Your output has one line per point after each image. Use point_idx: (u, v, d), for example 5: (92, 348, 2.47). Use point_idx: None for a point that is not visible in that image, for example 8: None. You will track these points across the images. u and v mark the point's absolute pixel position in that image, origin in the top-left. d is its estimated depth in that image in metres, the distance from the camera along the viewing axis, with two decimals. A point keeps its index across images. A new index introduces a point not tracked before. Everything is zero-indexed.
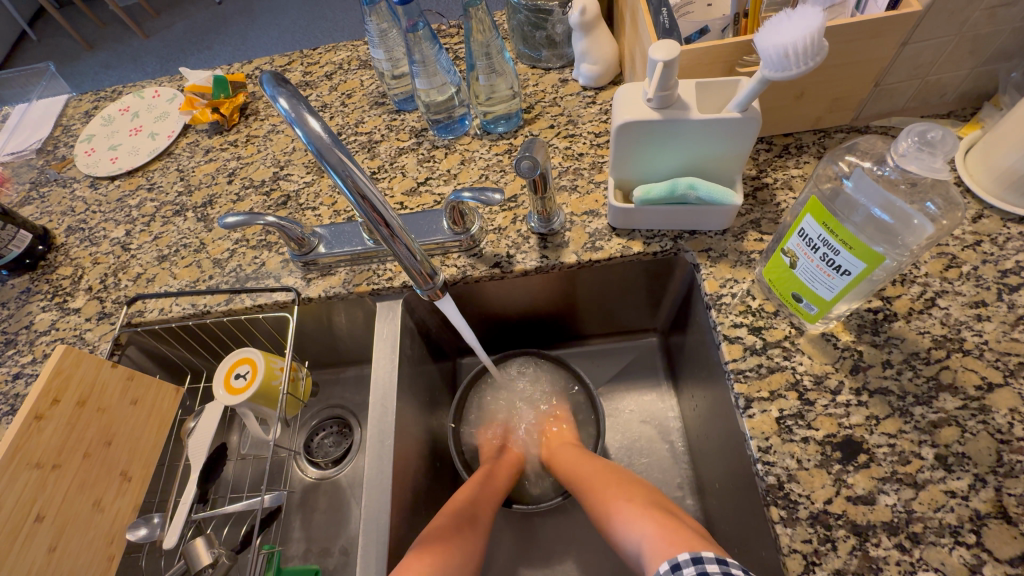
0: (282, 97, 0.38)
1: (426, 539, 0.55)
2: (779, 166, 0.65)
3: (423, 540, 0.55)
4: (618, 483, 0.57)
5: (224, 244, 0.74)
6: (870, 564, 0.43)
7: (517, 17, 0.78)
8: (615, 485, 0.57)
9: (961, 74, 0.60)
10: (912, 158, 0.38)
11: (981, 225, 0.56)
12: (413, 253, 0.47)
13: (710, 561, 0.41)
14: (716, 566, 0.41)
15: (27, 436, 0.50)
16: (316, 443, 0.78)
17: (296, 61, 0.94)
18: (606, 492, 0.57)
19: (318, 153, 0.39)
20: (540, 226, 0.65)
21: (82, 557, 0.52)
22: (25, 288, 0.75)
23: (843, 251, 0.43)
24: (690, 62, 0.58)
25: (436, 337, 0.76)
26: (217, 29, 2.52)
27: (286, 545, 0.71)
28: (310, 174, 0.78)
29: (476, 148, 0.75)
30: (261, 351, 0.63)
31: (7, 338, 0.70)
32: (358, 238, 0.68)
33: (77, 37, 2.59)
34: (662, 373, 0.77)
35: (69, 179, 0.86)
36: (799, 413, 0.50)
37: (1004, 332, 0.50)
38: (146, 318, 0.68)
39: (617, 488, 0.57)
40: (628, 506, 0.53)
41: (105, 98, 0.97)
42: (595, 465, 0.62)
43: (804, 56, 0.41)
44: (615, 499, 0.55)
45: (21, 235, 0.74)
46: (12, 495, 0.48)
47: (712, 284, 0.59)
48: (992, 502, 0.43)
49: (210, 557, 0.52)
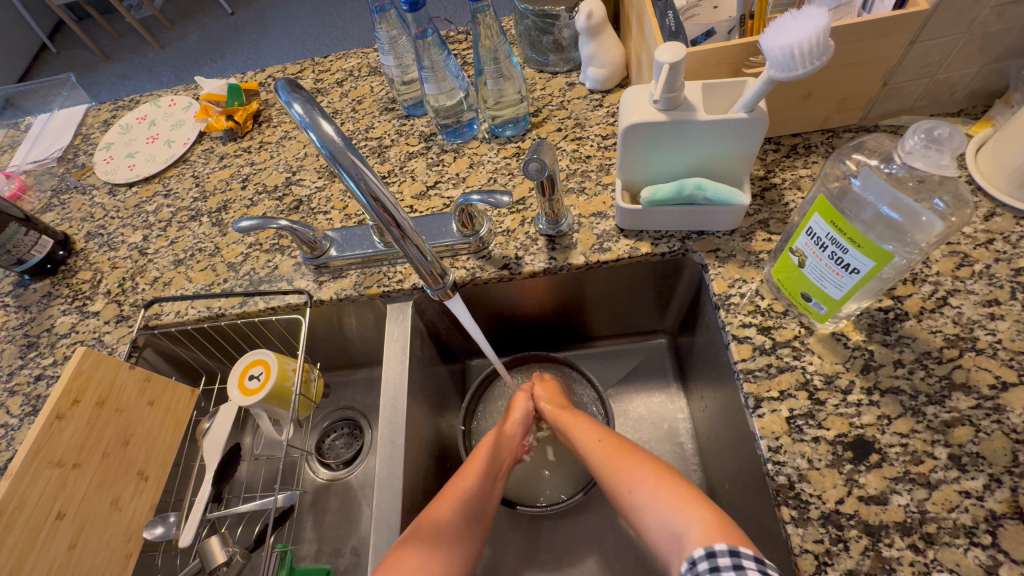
0: (296, 103, 0.39)
1: (413, 533, 0.51)
2: (787, 166, 0.65)
3: (412, 532, 0.51)
4: (650, 463, 0.50)
5: (237, 248, 0.75)
6: (883, 564, 0.42)
7: (524, 23, 0.79)
8: (634, 462, 0.50)
9: (969, 72, 0.60)
10: (918, 155, 0.38)
11: (994, 223, 0.56)
12: (424, 253, 0.48)
13: (745, 557, 0.38)
14: (753, 564, 0.37)
15: (48, 435, 0.52)
16: (327, 445, 0.79)
17: (307, 68, 0.95)
18: (616, 471, 0.51)
19: (331, 156, 0.40)
20: (548, 228, 0.65)
21: (101, 554, 0.53)
22: (47, 292, 0.77)
23: (851, 249, 0.43)
24: (696, 64, 0.58)
25: (446, 338, 0.77)
26: (230, 38, 2.57)
27: (298, 545, 0.72)
28: (321, 179, 0.80)
29: (483, 152, 0.76)
30: (274, 353, 0.64)
31: (29, 341, 0.72)
32: (369, 241, 0.69)
33: (94, 48, 2.66)
34: (671, 375, 0.77)
35: (88, 186, 0.88)
36: (809, 413, 0.50)
37: (1017, 331, 0.50)
38: (162, 320, 0.70)
39: (642, 467, 0.49)
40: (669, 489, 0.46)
41: (122, 107, 1.00)
42: (611, 439, 0.55)
43: (809, 56, 0.42)
44: (641, 482, 0.48)
45: (43, 241, 0.76)
46: (33, 495, 0.49)
47: (720, 284, 0.59)
48: (1008, 502, 0.43)
49: (224, 556, 0.53)
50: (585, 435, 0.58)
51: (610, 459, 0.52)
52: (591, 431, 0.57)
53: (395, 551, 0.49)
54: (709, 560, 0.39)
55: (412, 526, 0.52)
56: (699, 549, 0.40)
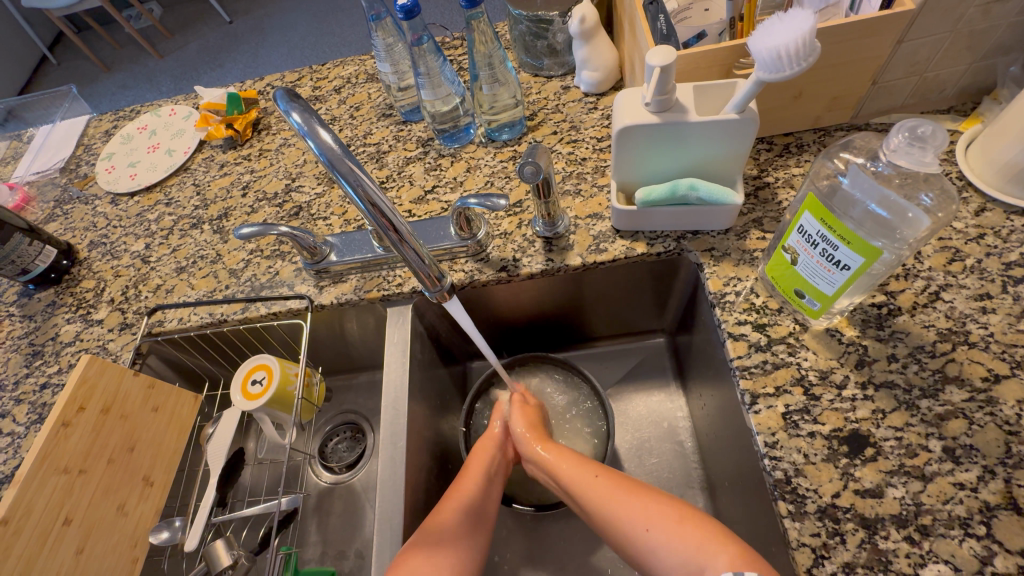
0: (295, 112, 0.40)
1: (420, 536, 0.52)
2: (780, 165, 0.66)
3: (417, 537, 0.52)
4: (665, 499, 0.48)
5: (239, 254, 0.76)
6: (879, 557, 0.43)
7: (519, 28, 0.80)
8: (638, 499, 0.48)
9: (958, 70, 0.61)
10: (902, 153, 0.39)
11: (984, 218, 0.57)
12: (422, 257, 0.49)
13: None
14: None
15: (54, 443, 0.52)
16: (331, 448, 0.80)
17: (305, 76, 0.97)
18: (625, 512, 0.48)
19: (329, 163, 0.40)
20: (545, 230, 0.66)
21: (108, 559, 0.54)
22: (51, 301, 0.78)
23: (842, 245, 0.44)
24: (687, 67, 0.59)
25: (446, 341, 0.77)
26: (229, 47, 2.59)
27: (302, 548, 0.72)
28: (320, 185, 0.81)
29: (481, 156, 0.77)
30: (276, 357, 0.65)
31: (35, 350, 0.73)
32: (368, 246, 0.70)
33: (94, 59, 2.68)
34: (671, 374, 0.77)
35: (90, 196, 0.89)
36: (805, 408, 0.51)
37: (1009, 324, 0.51)
38: (165, 327, 0.71)
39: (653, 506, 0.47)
40: (691, 525, 0.44)
41: (123, 117, 1.01)
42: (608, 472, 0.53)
43: (797, 58, 0.42)
44: (657, 519, 0.46)
45: (47, 251, 0.77)
46: (40, 501, 0.50)
47: (716, 284, 0.60)
48: (1001, 493, 0.43)
49: (230, 559, 0.53)
50: (577, 474, 0.54)
51: (613, 498, 0.50)
52: (582, 468, 0.55)
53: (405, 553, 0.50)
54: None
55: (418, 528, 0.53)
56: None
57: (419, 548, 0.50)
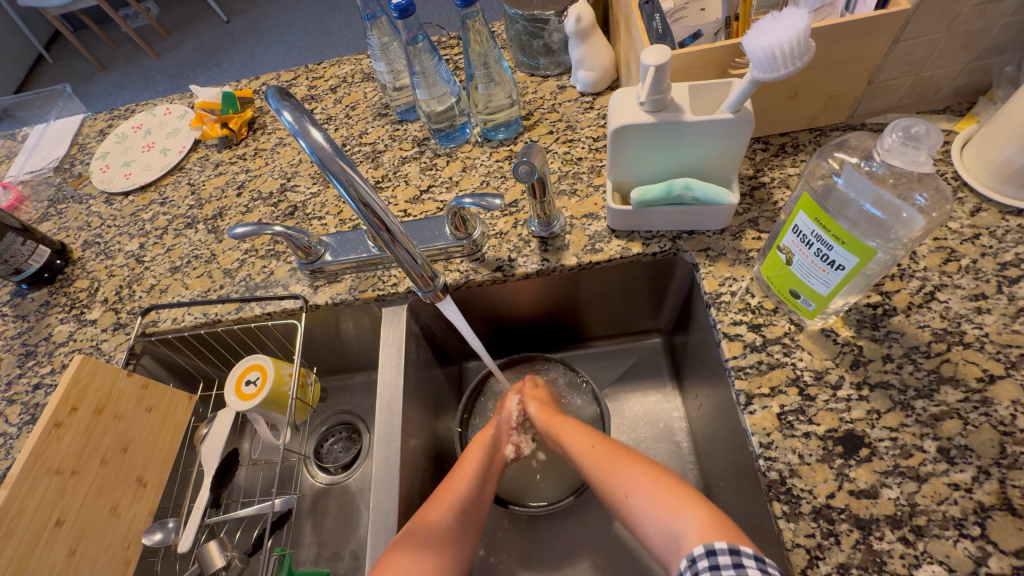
0: (286, 111, 0.39)
1: (408, 534, 0.51)
2: (776, 165, 0.66)
3: (406, 534, 0.51)
4: (643, 465, 0.51)
5: (234, 254, 0.76)
6: (874, 557, 0.43)
7: (515, 27, 0.80)
8: (628, 464, 0.52)
9: (954, 70, 0.61)
10: (896, 153, 0.39)
11: (980, 218, 0.57)
12: (414, 257, 0.49)
13: (722, 552, 0.39)
14: (728, 557, 0.39)
15: (46, 443, 0.52)
16: (326, 449, 0.79)
17: (301, 76, 0.96)
18: (613, 475, 0.51)
19: (320, 162, 0.40)
20: (540, 230, 0.66)
21: (100, 560, 0.54)
22: (44, 301, 0.77)
23: (836, 246, 0.44)
24: (683, 66, 0.59)
25: (441, 341, 0.77)
26: (226, 46, 2.58)
27: (297, 549, 0.72)
28: (316, 185, 0.80)
29: (476, 155, 0.77)
30: (271, 358, 0.65)
31: (28, 350, 0.73)
32: (363, 245, 0.70)
33: (90, 58, 2.67)
34: (667, 375, 0.77)
35: (85, 196, 0.89)
36: (800, 408, 0.50)
37: (1004, 325, 0.50)
38: (159, 327, 0.71)
39: (639, 469, 0.50)
40: (665, 494, 0.46)
41: (118, 116, 1.01)
42: (603, 444, 0.55)
43: (791, 57, 0.42)
44: (637, 487, 0.48)
45: (40, 251, 0.76)
46: (32, 501, 0.50)
47: (711, 284, 0.60)
48: (996, 494, 0.43)
49: (223, 561, 0.53)
50: (579, 444, 0.57)
51: (603, 464, 0.53)
52: (584, 436, 0.58)
53: (392, 552, 0.49)
54: (708, 558, 0.39)
55: (406, 527, 0.52)
56: (699, 547, 0.40)
57: (407, 546, 0.50)
